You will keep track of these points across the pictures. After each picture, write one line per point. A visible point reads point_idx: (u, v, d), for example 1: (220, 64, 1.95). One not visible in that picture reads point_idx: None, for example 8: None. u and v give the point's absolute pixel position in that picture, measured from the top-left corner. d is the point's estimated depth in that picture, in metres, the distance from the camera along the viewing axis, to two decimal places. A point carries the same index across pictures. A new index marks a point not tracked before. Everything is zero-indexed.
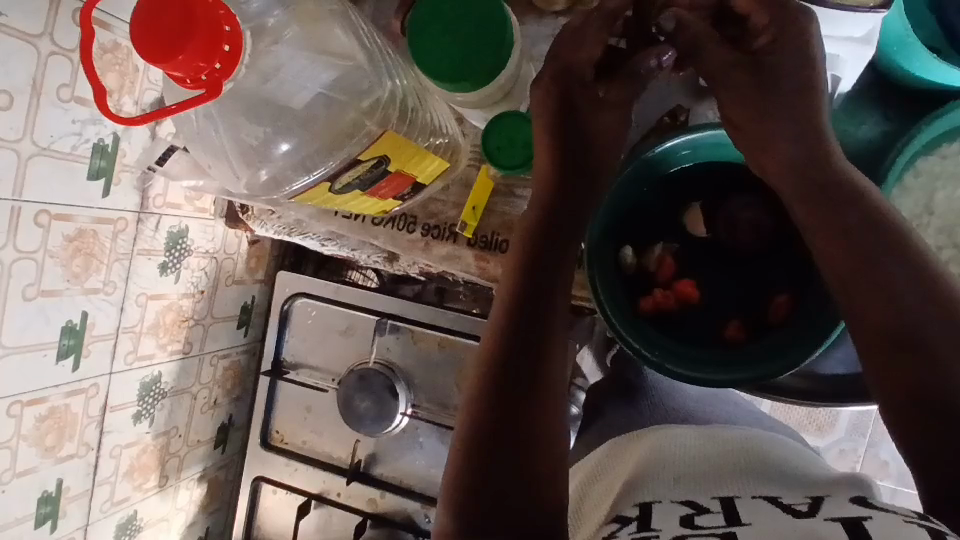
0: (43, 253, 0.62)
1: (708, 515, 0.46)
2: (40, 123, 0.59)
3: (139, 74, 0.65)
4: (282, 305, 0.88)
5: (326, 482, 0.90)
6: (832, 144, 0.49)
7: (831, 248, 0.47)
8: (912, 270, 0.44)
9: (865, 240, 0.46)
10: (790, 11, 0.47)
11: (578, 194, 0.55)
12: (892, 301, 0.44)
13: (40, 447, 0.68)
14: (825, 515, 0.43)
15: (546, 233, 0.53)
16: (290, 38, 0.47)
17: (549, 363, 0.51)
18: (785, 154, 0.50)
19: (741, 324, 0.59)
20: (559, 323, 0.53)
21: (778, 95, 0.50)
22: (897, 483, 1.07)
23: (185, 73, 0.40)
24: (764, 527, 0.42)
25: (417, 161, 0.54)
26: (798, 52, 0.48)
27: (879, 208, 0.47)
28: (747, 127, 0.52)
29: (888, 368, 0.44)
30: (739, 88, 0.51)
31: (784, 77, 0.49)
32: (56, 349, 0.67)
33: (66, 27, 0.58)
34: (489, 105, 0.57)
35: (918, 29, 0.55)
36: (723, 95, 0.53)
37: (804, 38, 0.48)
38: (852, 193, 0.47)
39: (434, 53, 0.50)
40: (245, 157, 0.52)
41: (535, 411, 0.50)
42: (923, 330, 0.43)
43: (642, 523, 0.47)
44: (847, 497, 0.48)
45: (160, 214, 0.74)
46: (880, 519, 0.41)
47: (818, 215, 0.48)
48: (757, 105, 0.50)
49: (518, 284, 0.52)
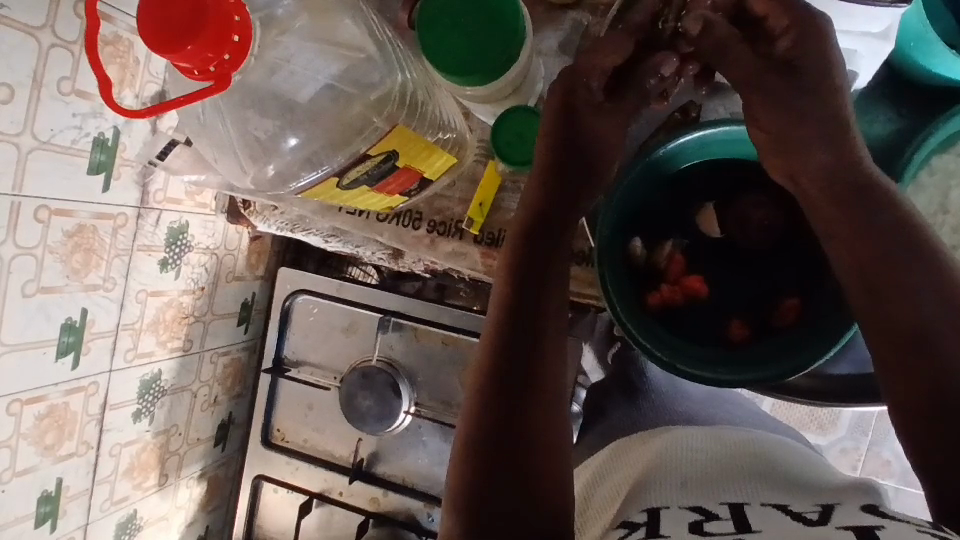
0: (42, 248, 0.61)
1: (716, 522, 0.46)
2: (41, 116, 0.57)
3: (140, 67, 0.64)
4: (282, 302, 0.87)
5: (327, 481, 0.89)
6: (861, 155, 0.48)
7: (855, 251, 0.46)
8: (928, 276, 0.44)
9: (886, 247, 0.45)
10: (809, 17, 0.46)
11: (565, 193, 0.53)
12: (909, 307, 0.44)
13: (40, 446, 0.67)
14: (836, 522, 0.43)
15: (535, 231, 0.53)
16: (298, 30, 0.46)
17: (550, 366, 0.51)
18: (816, 158, 0.48)
19: (748, 323, 0.59)
20: (555, 323, 0.52)
21: (805, 101, 0.48)
22: (899, 482, 1.07)
23: (193, 64, 0.39)
24: (776, 533, 0.42)
25: (424, 156, 0.53)
26: (820, 51, 0.46)
27: (898, 216, 0.46)
28: (776, 131, 0.49)
29: (904, 375, 0.43)
30: (771, 95, 0.48)
31: (808, 80, 0.47)
32: (55, 347, 0.66)
33: (68, 18, 0.57)
34: (497, 100, 0.56)
35: (934, 24, 0.53)
36: (755, 104, 0.50)
37: (823, 39, 0.46)
38: (867, 201, 0.46)
39: (443, 46, 0.49)
40: (252, 151, 0.51)
41: (534, 413, 0.49)
42: (938, 335, 0.42)
43: (651, 529, 0.46)
44: (858, 505, 0.47)
45: (161, 210, 0.73)
46: (893, 529, 0.40)
47: (845, 223, 0.47)
48: (783, 111, 0.48)
49: (518, 286, 0.52)
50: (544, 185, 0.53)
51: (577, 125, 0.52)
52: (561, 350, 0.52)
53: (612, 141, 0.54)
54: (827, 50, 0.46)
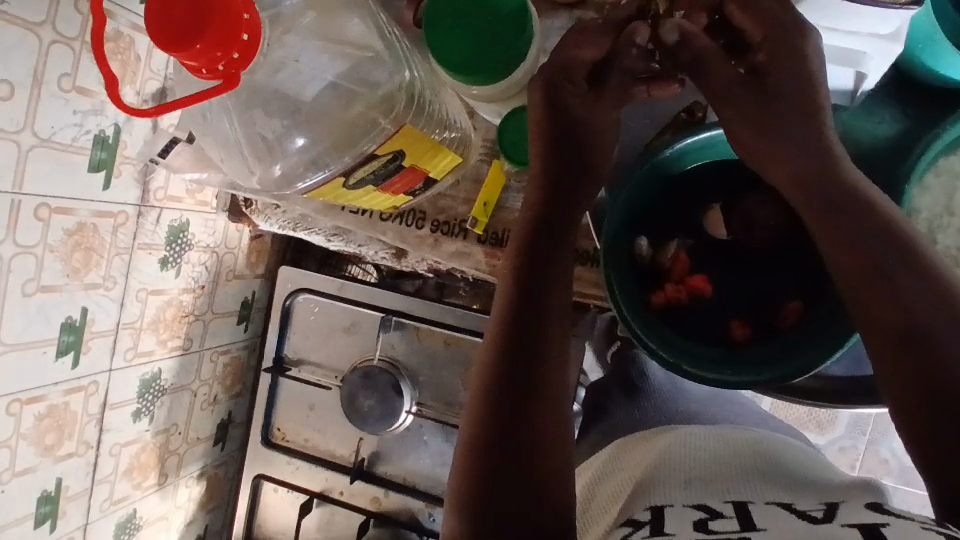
0: (42, 247, 0.61)
1: (721, 520, 0.45)
2: (41, 114, 0.57)
3: (141, 64, 0.64)
4: (283, 301, 0.86)
5: (329, 480, 0.89)
6: (843, 157, 0.47)
7: (842, 253, 0.46)
8: (918, 277, 0.43)
9: (877, 248, 0.45)
10: (786, 28, 0.45)
11: (567, 194, 0.53)
12: (905, 307, 0.43)
13: (39, 446, 0.67)
14: (841, 521, 0.43)
15: (539, 232, 0.52)
16: (303, 27, 0.46)
17: (550, 366, 0.50)
18: (794, 165, 0.47)
19: (750, 324, 0.58)
20: (558, 323, 0.51)
21: (781, 110, 0.47)
22: (897, 481, 1.07)
23: (201, 63, 0.38)
24: (781, 531, 0.42)
25: (430, 155, 0.53)
26: (794, 62, 0.46)
27: (889, 215, 0.45)
28: (749, 143, 0.49)
29: (904, 374, 0.43)
30: (740, 106, 0.49)
31: (783, 88, 0.47)
32: (55, 346, 0.65)
33: (69, 16, 0.57)
34: (505, 97, 0.55)
35: (942, 25, 0.53)
36: (728, 115, 0.49)
37: (799, 51, 0.46)
38: (859, 203, 0.46)
39: (449, 46, 0.49)
40: (257, 151, 0.50)
41: (536, 413, 0.49)
42: (941, 336, 0.42)
43: (655, 528, 0.46)
44: (862, 503, 0.47)
45: (161, 208, 0.72)
46: (900, 527, 0.40)
47: (829, 225, 0.46)
48: (762, 121, 0.48)
49: (518, 287, 0.51)
50: (542, 185, 0.52)
51: (570, 120, 0.51)
52: (563, 351, 0.52)
53: (602, 128, 0.53)
54: (812, 59, 0.46)
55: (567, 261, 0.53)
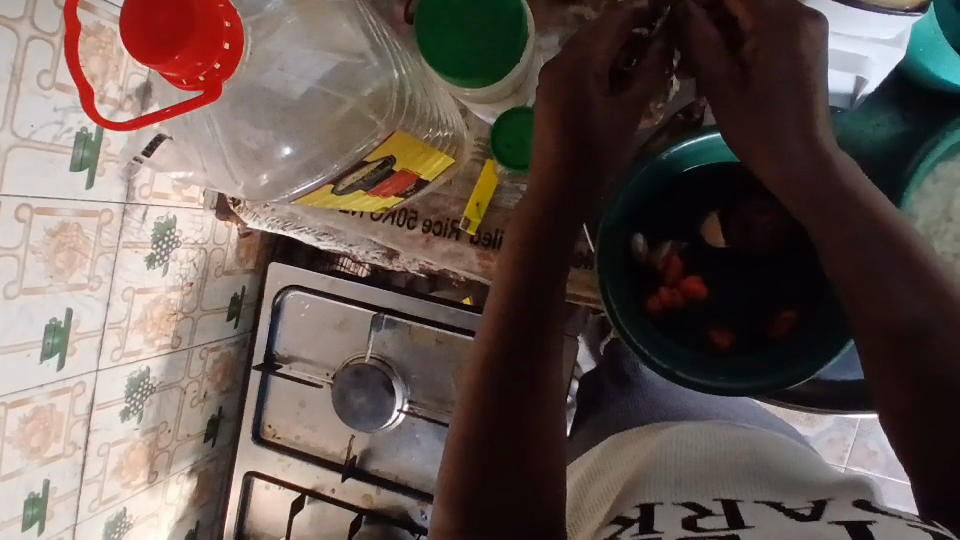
0: (24, 249, 0.59)
1: (710, 517, 0.45)
2: (19, 113, 0.55)
3: (124, 58, 0.62)
4: (274, 297, 0.85)
5: (321, 477, 0.88)
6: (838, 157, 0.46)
7: (838, 259, 0.45)
8: (912, 281, 0.43)
9: (873, 250, 0.44)
10: (772, 25, 0.44)
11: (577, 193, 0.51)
12: (893, 306, 0.43)
13: (25, 449, 0.66)
14: (829, 518, 0.42)
15: (539, 233, 0.50)
16: (290, 31, 0.45)
17: (544, 371, 0.49)
18: (792, 166, 0.46)
19: (745, 333, 0.58)
20: (555, 327, 0.50)
21: (771, 105, 0.46)
22: (885, 472, 1.07)
23: (182, 74, 0.37)
24: (769, 530, 0.41)
25: (422, 158, 0.52)
26: (790, 65, 0.45)
27: (886, 219, 0.44)
28: (739, 140, 0.49)
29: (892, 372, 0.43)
30: (728, 106, 0.48)
31: (773, 82, 0.46)
32: (40, 349, 0.64)
33: (48, 10, 0.55)
34: (498, 101, 0.54)
35: (944, 29, 0.51)
36: (717, 115, 0.49)
37: (788, 43, 0.45)
38: (854, 203, 0.45)
39: (440, 49, 0.48)
40: (243, 161, 0.49)
41: (529, 419, 0.48)
42: (928, 331, 0.42)
43: (645, 525, 0.46)
44: (851, 501, 0.47)
45: (147, 205, 0.71)
46: (885, 524, 0.40)
47: (826, 227, 0.45)
48: (757, 115, 0.47)
49: (514, 290, 0.50)
50: (548, 183, 0.50)
51: (589, 121, 0.49)
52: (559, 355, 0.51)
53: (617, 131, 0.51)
54: (811, 58, 0.45)
55: (565, 261, 0.51)
